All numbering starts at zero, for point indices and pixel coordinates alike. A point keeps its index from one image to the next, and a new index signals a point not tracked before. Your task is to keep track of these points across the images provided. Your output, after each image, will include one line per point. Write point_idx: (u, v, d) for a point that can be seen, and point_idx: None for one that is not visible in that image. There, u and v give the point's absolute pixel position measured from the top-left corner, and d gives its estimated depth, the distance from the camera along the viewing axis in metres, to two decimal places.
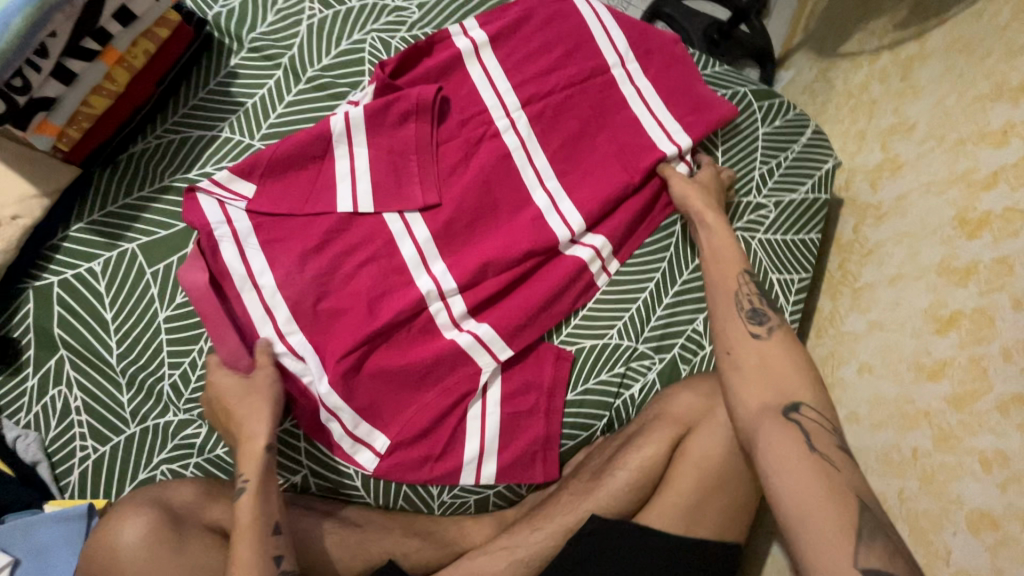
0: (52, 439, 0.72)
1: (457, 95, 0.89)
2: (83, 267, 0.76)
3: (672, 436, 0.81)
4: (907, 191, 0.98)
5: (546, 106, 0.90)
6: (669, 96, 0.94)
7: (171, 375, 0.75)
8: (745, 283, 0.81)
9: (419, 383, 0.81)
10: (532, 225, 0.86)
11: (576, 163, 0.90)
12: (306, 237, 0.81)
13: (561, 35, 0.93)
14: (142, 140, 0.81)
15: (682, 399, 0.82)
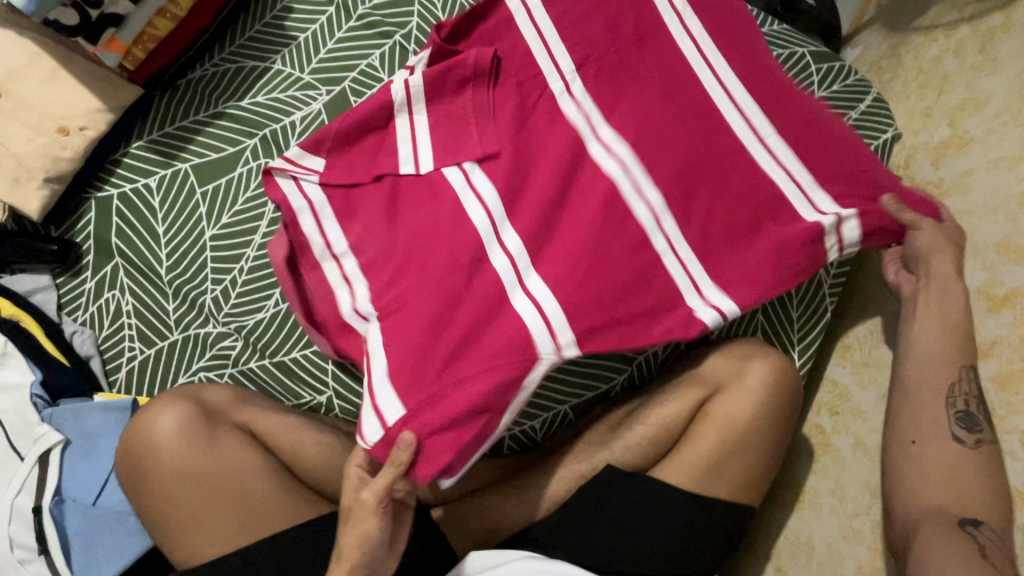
0: (104, 337, 0.78)
1: (512, 55, 0.81)
2: (140, 183, 0.81)
3: (696, 396, 0.80)
4: (971, 168, 0.92)
5: (602, 67, 0.80)
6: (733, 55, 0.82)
7: (214, 289, 0.80)
8: (966, 378, 0.71)
9: (437, 357, 0.69)
10: (605, 201, 0.76)
11: (644, 129, 0.79)
12: (374, 205, 0.77)
13: None
14: (200, 67, 0.85)
15: (711, 361, 0.81)
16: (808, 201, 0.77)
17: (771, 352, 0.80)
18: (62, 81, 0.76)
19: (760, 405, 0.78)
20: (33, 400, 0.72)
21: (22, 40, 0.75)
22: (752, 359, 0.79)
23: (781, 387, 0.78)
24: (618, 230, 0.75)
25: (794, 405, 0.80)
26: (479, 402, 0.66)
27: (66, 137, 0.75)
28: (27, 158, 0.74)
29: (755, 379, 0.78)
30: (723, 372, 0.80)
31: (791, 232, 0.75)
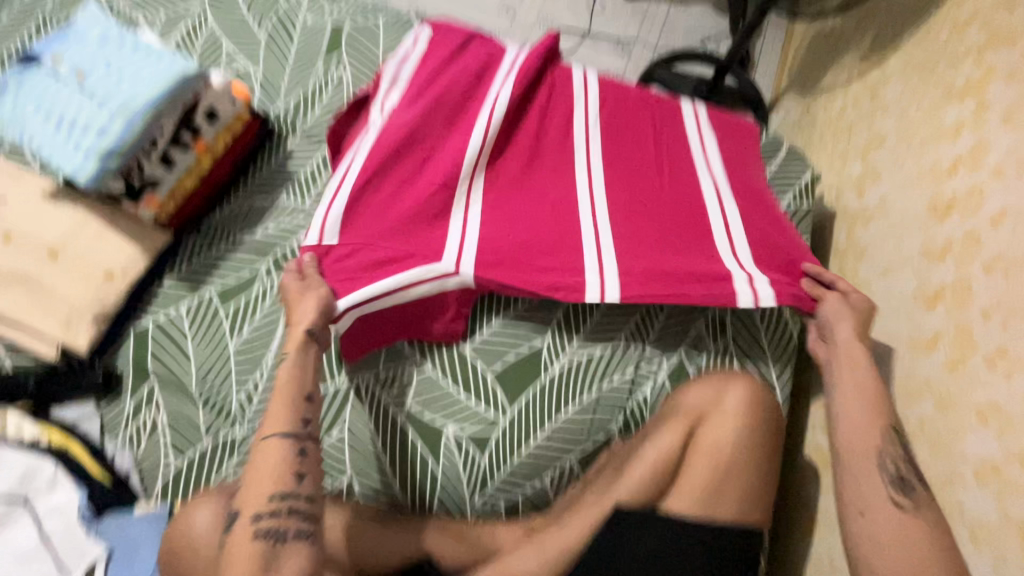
0: (142, 454, 0.85)
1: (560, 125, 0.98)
2: (172, 310, 0.93)
3: (684, 424, 0.85)
4: (886, 193, 1.05)
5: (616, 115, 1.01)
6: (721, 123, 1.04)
7: (239, 394, 0.88)
8: (892, 445, 0.73)
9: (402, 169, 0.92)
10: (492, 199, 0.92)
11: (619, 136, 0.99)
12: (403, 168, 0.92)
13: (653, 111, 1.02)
14: (221, 208, 1.01)
15: (692, 391, 0.87)
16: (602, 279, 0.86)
17: (745, 376, 0.88)
18: (108, 237, 0.91)
19: (744, 427, 0.83)
20: (80, 516, 0.79)
21: (76, 210, 0.92)
22: (727, 386, 0.86)
23: (756, 409, 0.85)
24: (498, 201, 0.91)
25: (776, 426, 0.86)
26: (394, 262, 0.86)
27: (111, 282, 0.89)
28: (79, 303, 0.87)
29: (733, 400, 0.85)
30: (705, 398, 0.86)
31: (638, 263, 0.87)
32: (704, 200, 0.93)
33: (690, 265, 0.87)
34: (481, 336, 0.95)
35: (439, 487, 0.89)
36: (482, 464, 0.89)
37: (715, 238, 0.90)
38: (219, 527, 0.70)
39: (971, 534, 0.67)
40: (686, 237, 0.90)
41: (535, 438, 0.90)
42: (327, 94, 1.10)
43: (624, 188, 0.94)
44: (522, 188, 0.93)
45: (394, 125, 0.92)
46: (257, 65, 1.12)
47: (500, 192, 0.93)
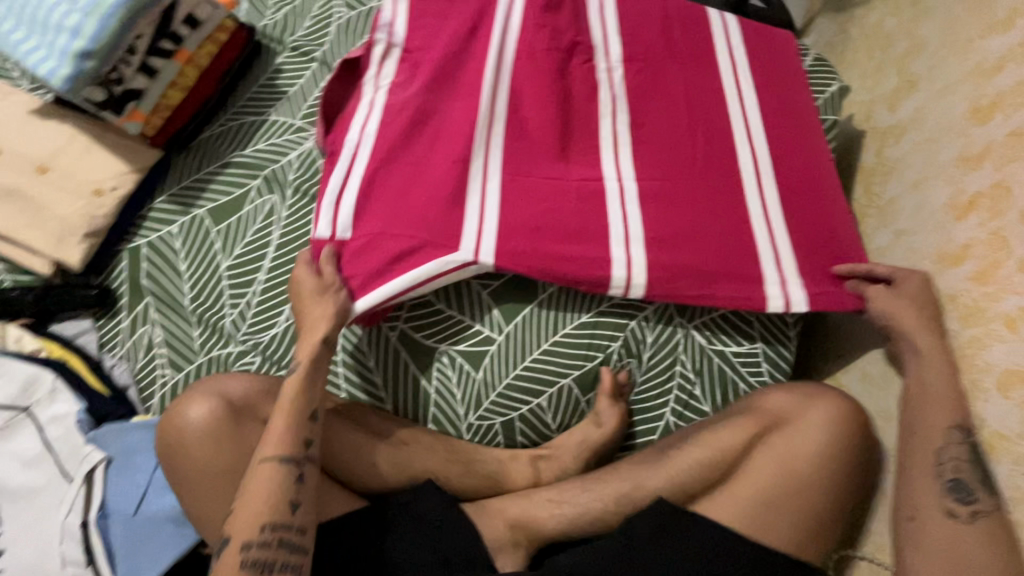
0: (140, 368, 0.86)
1: (582, 89, 0.89)
2: (164, 230, 0.92)
3: (755, 427, 0.82)
4: (922, 104, 0.96)
5: (645, 67, 0.91)
6: (763, 79, 0.92)
7: (232, 313, 0.88)
8: (957, 441, 0.68)
9: (417, 144, 0.83)
10: (514, 161, 0.83)
11: (649, 97, 0.89)
12: (404, 129, 0.83)
13: (687, 57, 0.92)
14: (210, 127, 0.98)
15: (774, 397, 0.84)
16: (628, 263, 0.79)
17: (833, 393, 0.82)
18: (96, 153, 0.89)
19: (827, 445, 0.79)
20: (77, 423, 0.80)
21: (65, 126, 0.90)
22: (814, 399, 0.81)
23: (843, 430, 0.79)
24: (523, 161, 0.83)
25: (863, 452, 0.80)
26: (410, 255, 0.76)
27: (100, 198, 0.87)
28: (70, 219, 0.86)
29: (816, 418, 0.80)
30: (785, 408, 0.82)
31: (660, 257, 0.79)
32: (741, 178, 0.84)
33: (718, 262, 0.80)
34: None
35: (433, 402, 0.87)
36: (477, 380, 0.87)
37: (754, 230, 0.81)
38: (217, 451, 0.72)
39: (990, 447, 0.66)
40: (726, 229, 0.81)
41: (529, 356, 0.87)
42: (317, 6, 1.04)
43: (661, 164, 0.84)
44: (543, 160, 0.83)
45: (403, 100, 0.85)
46: None
47: (513, 166, 0.82)
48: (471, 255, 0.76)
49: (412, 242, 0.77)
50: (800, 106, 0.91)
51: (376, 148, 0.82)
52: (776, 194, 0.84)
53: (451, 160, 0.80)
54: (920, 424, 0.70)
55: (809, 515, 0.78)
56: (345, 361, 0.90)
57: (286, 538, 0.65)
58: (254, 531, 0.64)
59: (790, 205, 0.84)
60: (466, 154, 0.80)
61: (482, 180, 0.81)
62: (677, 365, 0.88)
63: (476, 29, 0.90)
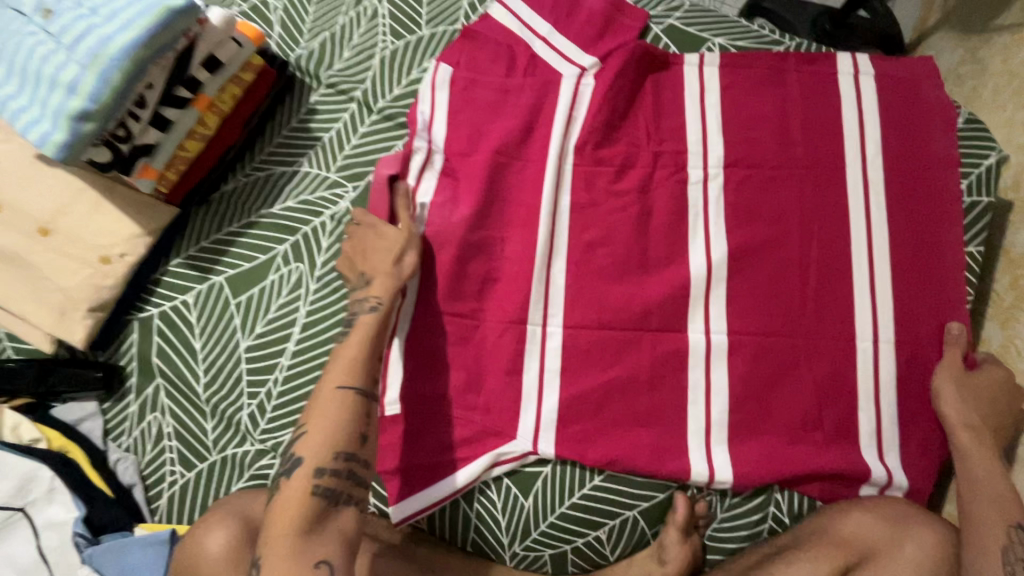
0: (146, 462, 0.76)
1: (670, 204, 0.78)
2: (178, 299, 0.81)
3: (838, 561, 0.67)
4: None
5: (755, 172, 0.78)
6: (899, 190, 0.76)
7: (250, 404, 0.77)
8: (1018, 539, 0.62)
9: (468, 280, 0.77)
10: (578, 298, 0.75)
11: (756, 210, 0.77)
12: (453, 271, 0.77)
13: (802, 157, 0.78)
14: (233, 178, 0.85)
15: (856, 519, 0.69)
16: (705, 438, 0.72)
17: (930, 518, 0.67)
18: (104, 212, 0.78)
19: None
20: (74, 539, 0.69)
21: (70, 177, 0.79)
22: (908, 529, 0.66)
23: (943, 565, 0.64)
24: (593, 302, 0.75)
25: None
26: (472, 439, 0.74)
27: (107, 266, 0.76)
28: (73, 291, 0.75)
29: (915, 551, 0.65)
30: (873, 537, 0.67)
31: (745, 439, 0.72)
32: (853, 325, 0.73)
33: (809, 428, 0.72)
34: None
35: (472, 529, 0.75)
36: (525, 507, 0.74)
37: (858, 392, 0.72)
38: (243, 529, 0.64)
39: None
40: (821, 390, 0.72)
41: (589, 481, 0.73)
42: (358, 33, 0.89)
43: (757, 309, 0.74)
44: (609, 300, 0.75)
45: (447, 229, 0.78)
46: None
47: (584, 302, 0.75)
48: (530, 445, 0.73)
49: (468, 428, 0.74)
50: (941, 223, 0.76)
51: (424, 285, 0.77)
52: (893, 345, 0.73)
53: (505, 310, 0.76)
54: (979, 517, 0.64)
55: None
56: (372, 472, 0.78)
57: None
58: (309, 484, 0.60)
59: (908, 358, 0.73)
60: (524, 305, 0.75)
61: (541, 332, 0.75)
62: (769, 506, 0.74)
63: (531, 130, 0.81)
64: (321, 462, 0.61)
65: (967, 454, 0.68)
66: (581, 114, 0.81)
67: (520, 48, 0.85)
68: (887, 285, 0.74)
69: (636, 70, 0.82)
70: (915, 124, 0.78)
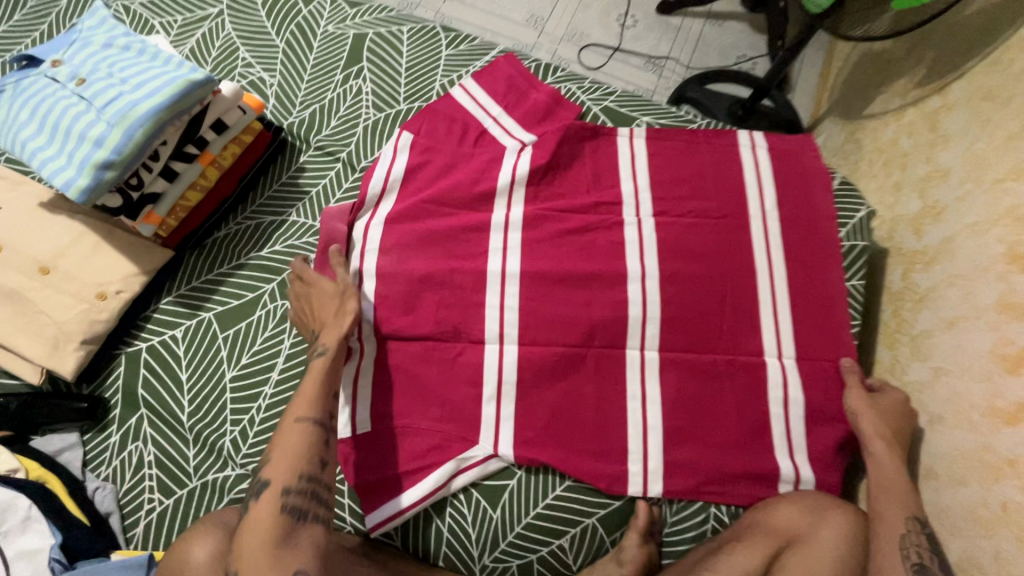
0: (124, 491, 0.79)
1: (610, 247, 0.93)
2: (167, 334, 0.87)
3: (770, 547, 0.76)
4: (951, 234, 0.95)
5: (677, 223, 0.95)
6: (794, 236, 0.94)
7: (232, 431, 0.82)
8: (916, 530, 0.72)
9: (439, 312, 0.88)
10: (535, 326, 0.88)
11: (680, 251, 0.93)
12: (426, 305, 0.88)
13: (715, 208, 0.96)
14: (225, 226, 0.94)
15: (782, 512, 0.77)
16: (646, 442, 0.83)
17: (844, 504, 0.78)
18: (104, 253, 0.85)
19: (838, 563, 0.73)
20: (50, 564, 0.70)
21: (74, 223, 0.86)
22: (825, 515, 0.76)
23: (856, 544, 0.74)
24: (550, 328, 0.88)
25: None
26: (435, 452, 0.81)
27: (103, 302, 0.82)
28: (67, 324, 0.80)
29: (831, 533, 0.74)
30: (795, 523, 0.76)
31: (683, 445, 0.83)
32: (763, 345, 0.88)
33: (734, 438, 0.83)
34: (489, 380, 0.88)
35: (444, 542, 0.80)
36: (493, 519, 0.80)
37: (770, 401, 0.85)
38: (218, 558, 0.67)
39: None
40: (741, 400, 0.85)
41: (553, 491, 0.81)
42: (344, 106, 1.03)
43: (686, 333, 0.88)
44: (563, 326, 0.88)
45: (420, 268, 0.90)
46: (273, 73, 1.07)
47: (538, 325, 0.88)
48: (490, 450, 0.81)
49: (436, 437, 0.82)
50: (827, 261, 0.93)
51: (381, 317, 0.87)
52: (797, 361, 0.87)
53: (473, 336, 0.87)
54: (886, 514, 0.74)
55: None
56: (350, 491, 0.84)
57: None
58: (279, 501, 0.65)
59: (812, 372, 0.87)
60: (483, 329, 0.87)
61: (499, 354, 0.86)
62: (711, 508, 0.83)
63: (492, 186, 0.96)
64: (286, 484, 0.66)
65: (880, 464, 0.78)
66: (535, 172, 0.97)
67: (481, 122, 1.02)
68: (788, 311, 0.90)
69: (578, 143, 1.00)
70: (801, 185, 0.98)
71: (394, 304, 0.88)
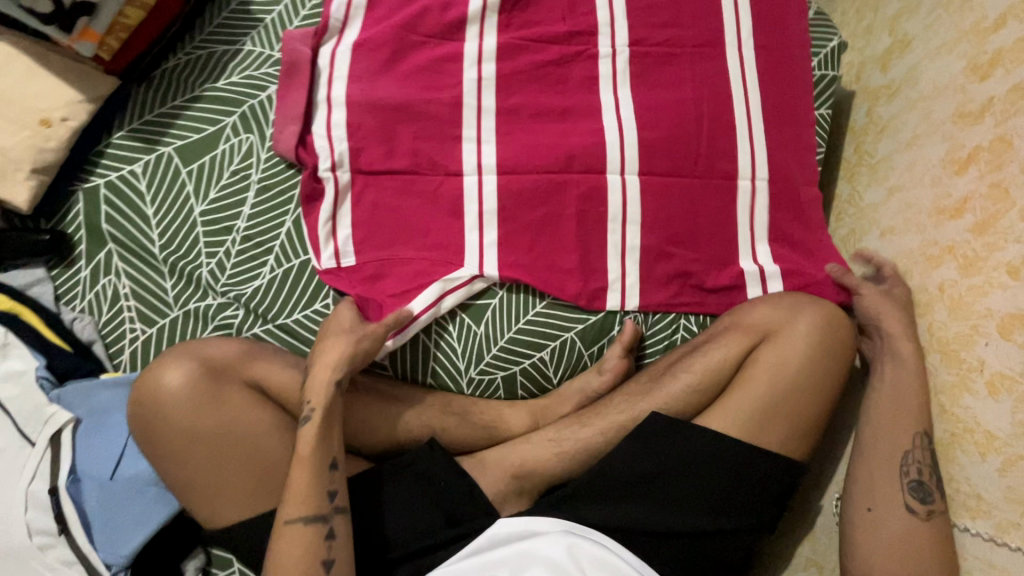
0: (104, 322, 0.78)
1: (584, 78, 0.91)
2: (125, 169, 0.82)
3: (746, 343, 0.81)
4: (916, 63, 0.95)
5: (653, 50, 0.92)
6: (769, 63, 0.94)
7: (209, 262, 0.80)
8: (921, 447, 0.74)
9: (416, 139, 0.85)
10: (511, 155, 0.86)
11: (654, 80, 0.92)
12: (403, 136, 0.85)
13: (692, 35, 0.93)
14: (174, 56, 0.87)
15: (758, 310, 0.82)
16: (623, 258, 0.86)
17: (816, 300, 0.82)
18: (40, 78, 0.78)
19: (810, 351, 0.79)
20: (39, 381, 0.73)
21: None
22: (800, 310, 0.81)
23: (828, 335, 0.80)
24: (528, 158, 0.86)
25: (844, 360, 0.80)
26: (422, 277, 0.82)
27: (48, 129, 0.77)
28: (14, 151, 0.76)
29: (804, 325, 0.80)
30: (771, 320, 0.81)
31: (658, 263, 0.87)
32: (736, 166, 0.90)
33: (706, 258, 0.88)
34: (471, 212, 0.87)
35: (432, 358, 0.84)
36: (478, 334, 0.84)
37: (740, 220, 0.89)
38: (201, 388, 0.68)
39: (989, 386, 0.69)
40: (713, 218, 0.88)
41: (533, 308, 0.85)
42: None
43: (663, 157, 0.88)
44: (539, 154, 0.86)
45: (388, 97, 0.85)
46: None
47: (516, 154, 0.86)
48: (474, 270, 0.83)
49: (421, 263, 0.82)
50: (797, 89, 0.94)
51: (353, 147, 0.84)
52: (766, 182, 0.90)
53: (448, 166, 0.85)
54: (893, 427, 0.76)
55: (804, 427, 0.78)
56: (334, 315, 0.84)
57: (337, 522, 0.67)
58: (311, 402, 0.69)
59: (778, 195, 0.90)
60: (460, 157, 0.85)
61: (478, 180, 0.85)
62: (682, 320, 0.88)
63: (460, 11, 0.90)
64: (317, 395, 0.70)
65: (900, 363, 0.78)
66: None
67: None
68: (760, 134, 0.91)
69: None
70: (781, 13, 0.96)
71: (370, 132, 0.85)
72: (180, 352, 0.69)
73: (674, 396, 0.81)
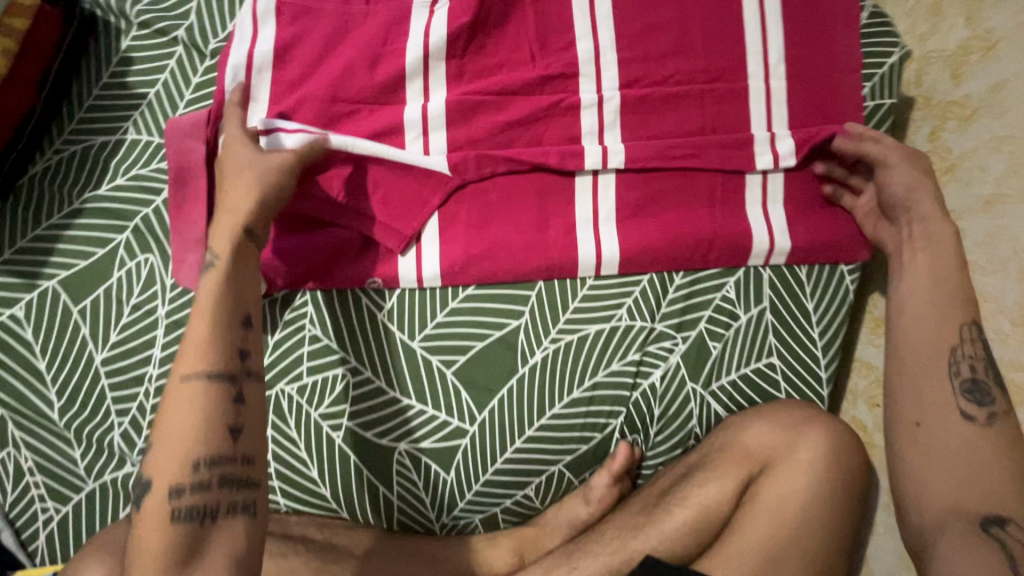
0: (11, 504, 0.67)
1: (562, 140, 0.71)
2: (6, 314, 0.68)
3: (740, 472, 0.69)
4: (1009, 76, 0.71)
5: (651, 93, 0.71)
6: (801, 98, 0.72)
7: (120, 424, 0.67)
8: (970, 337, 0.64)
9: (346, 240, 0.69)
10: (467, 251, 0.70)
11: (648, 136, 0.72)
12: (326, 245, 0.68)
13: (701, 67, 0.72)
14: (41, 157, 0.70)
15: (755, 432, 0.69)
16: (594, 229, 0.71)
17: (826, 417, 0.69)
18: None
19: (818, 484, 0.65)
20: None
21: None
22: (806, 429, 0.68)
23: (838, 461, 0.66)
24: (491, 254, 0.70)
25: (859, 490, 0.66)
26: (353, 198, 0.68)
27: None
28: None
29: (807, 452, 0.67)
30: (769, 442, 0.69)
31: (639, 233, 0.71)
32: (749, 244, 0.72)
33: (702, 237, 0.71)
34: (427, 331, 0.70)
35: (397, 510, 0.72)
36: (448, 481, 0.71)
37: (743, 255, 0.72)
38: None
39: None
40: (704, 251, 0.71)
41: (510, 447, 0.71)
42: None
43: (659, 241, 0.71)
44: (503, 250, 0.70)
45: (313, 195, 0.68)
46: None
47: (481, 255, 0.70)
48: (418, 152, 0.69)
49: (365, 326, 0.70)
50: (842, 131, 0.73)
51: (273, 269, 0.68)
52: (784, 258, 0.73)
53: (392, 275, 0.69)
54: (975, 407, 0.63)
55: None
56: (279, 472, 0.70)
57: (230, 469, 0.52)
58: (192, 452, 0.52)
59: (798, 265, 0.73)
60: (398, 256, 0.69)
61: (419, 275, 0.70)
62: (689, 439, 0.74)
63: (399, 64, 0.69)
64: (175, 473, 0.51)
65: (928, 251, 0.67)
66: (456, 38, 0.70)
67: None
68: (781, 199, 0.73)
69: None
70: (820, 25, 0.73)
71: (288, 242, 0.68)
72: (93, 550, 0.59)
73: (666, 534, 0.69)
